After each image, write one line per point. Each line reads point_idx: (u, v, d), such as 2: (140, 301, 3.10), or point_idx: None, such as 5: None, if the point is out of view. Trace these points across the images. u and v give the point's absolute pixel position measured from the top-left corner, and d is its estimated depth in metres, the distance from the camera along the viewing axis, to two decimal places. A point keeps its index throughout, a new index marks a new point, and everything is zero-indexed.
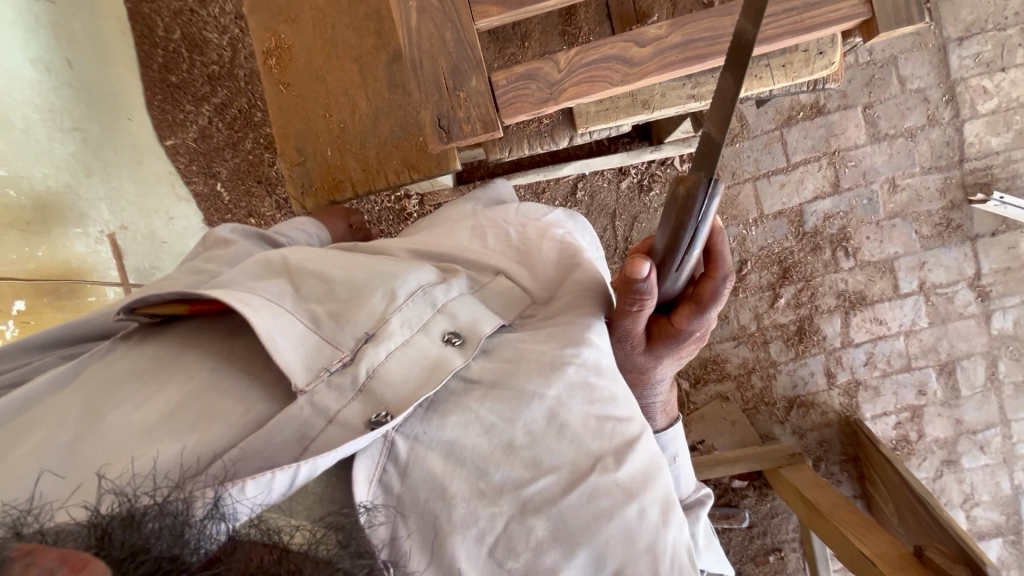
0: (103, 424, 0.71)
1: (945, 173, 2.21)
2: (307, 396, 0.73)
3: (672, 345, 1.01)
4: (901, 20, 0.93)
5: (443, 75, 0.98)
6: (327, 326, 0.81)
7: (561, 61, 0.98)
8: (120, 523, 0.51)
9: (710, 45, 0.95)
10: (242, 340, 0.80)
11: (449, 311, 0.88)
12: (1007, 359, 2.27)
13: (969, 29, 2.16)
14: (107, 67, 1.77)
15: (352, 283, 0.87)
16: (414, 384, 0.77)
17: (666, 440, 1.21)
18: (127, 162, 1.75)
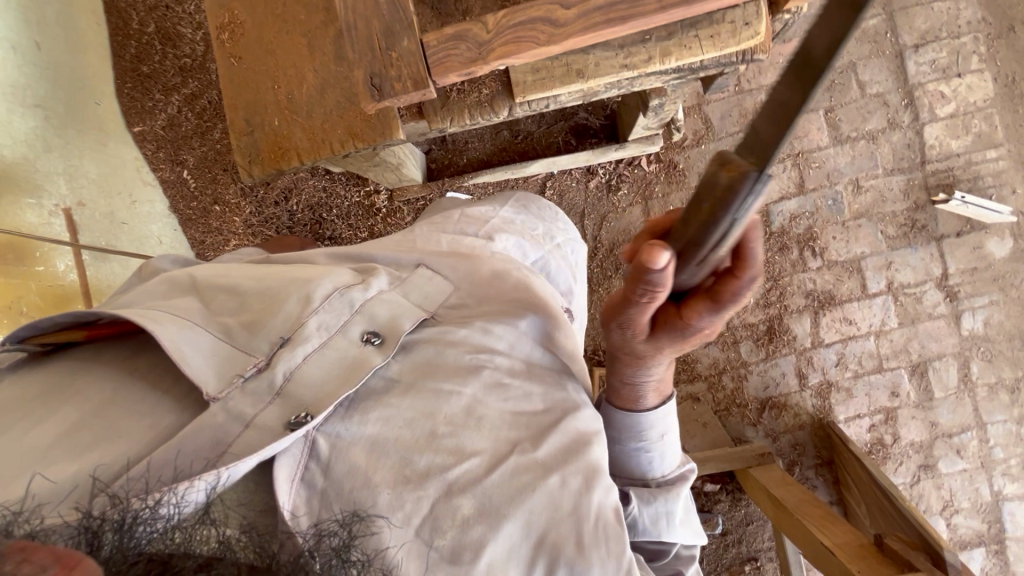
0: (32, 441, 0.72)
1: (908, 175, 2.24)
2: (220, 403, 0.76)
3: (675, 340, 0.89)
4: None
5: (376, 35, 1.02)
6: (240, 336, 0.84)
7: (489, 22, 1.02)
8: (113, 528, 0.55)
9: (631, 7, 0.99)
10: (144, 357, 0.82)
11: (366, 313, 0.90)
12: (979, 360, 2.25)
13: (924, 37, 2.23)
14: (80, 54, 1.88)
15: (268, 288, 0.91)
16: (334, 384, 0.82)
17: (655, 422, 1.07)
18: (92, 146, 1.83)
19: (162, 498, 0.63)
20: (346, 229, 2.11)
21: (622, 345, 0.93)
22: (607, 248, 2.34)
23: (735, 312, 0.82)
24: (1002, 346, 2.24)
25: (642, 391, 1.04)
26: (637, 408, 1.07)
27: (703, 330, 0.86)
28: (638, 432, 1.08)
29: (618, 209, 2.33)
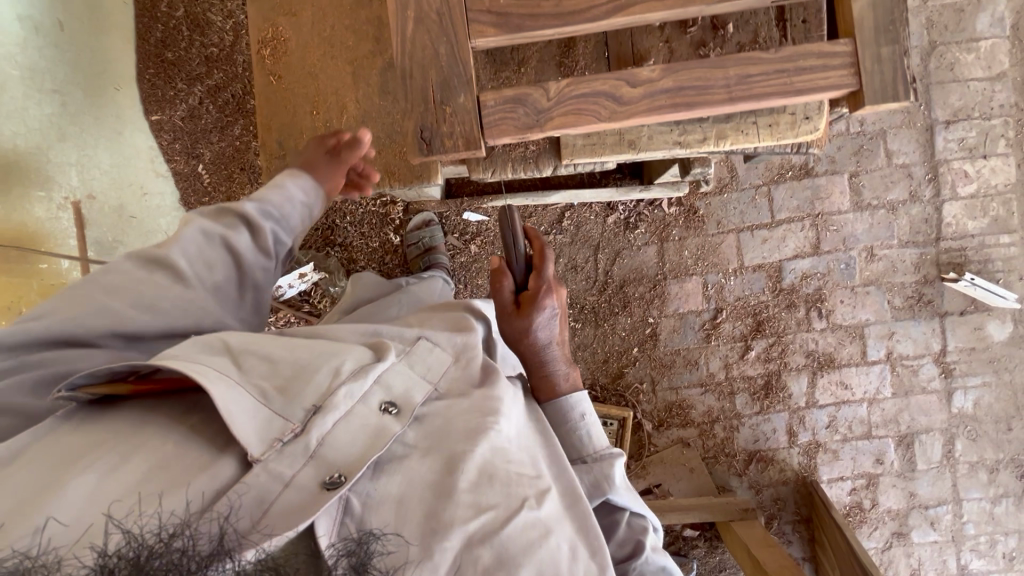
0: (50, 484, 0.67)
1: (921, 249, 2.26)
2: (263, 465, 0.74)
3: (542, 311, 1.20)
4: (887, 97, 0.94)
5: (431, 87, 0.98)
6: (275, 400, 0.80)
7: (551, 90, 0.98)
8: (129, 569, 0.54)
9: (698, 94, 0.96)
10: (193, 418, 0.79)
11: (383, 382, 0.88)
12: (964, 438, 2.29)
13: (956, 114, 2.23)
14: (101, 35, 1.85)
15: (297, 359, 0.86)
16: (362, 450, 0.80)
17: (575, 400, 1.16)
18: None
19: (175, 530, 0.61)
20: (358, 238, 2.12)
21: (519, 343, 1.22)
22: (617, 284, 2.32)
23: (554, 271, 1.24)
24: (987, 427, 2.29)
25: (550, 377, 1.19)
26: (556, 393, 1.17)
27: (551, 291, 1.21)
28: (564, 417, 1.15)
29: (633, 247, 2.31)
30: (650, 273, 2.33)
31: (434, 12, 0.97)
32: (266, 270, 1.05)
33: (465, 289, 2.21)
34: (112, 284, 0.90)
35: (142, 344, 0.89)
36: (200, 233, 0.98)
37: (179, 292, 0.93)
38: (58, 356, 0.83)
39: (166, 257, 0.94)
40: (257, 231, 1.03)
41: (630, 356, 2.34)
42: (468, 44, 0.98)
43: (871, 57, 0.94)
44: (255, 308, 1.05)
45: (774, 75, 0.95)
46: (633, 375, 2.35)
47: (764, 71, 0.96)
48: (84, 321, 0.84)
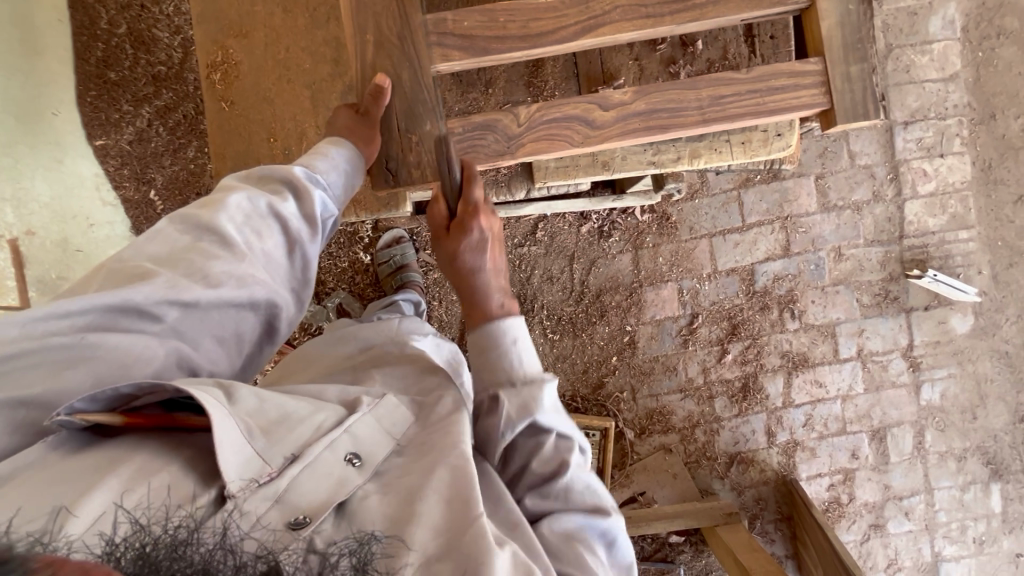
0: (61, 480, 0.67)
1: (886, 247, 2.31)
2: (237, 502, 0.68)
3: (470, 235, 0.92)
4: (858, 114, 0.94)
5: (397, 116, 0.94)
6: (259, 441, 0.76)
7: (521, 115, 0.94)
8: (131, 555, 0.54)
9: (672, 117, 0.94)
10: (184, 454, 0.74)
11: (352, 432, 0.83)
12: (933, 429, 2.36)
13: (913, 115, 2.29)
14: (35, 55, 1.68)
15: (283, 406, 0.82)
16: (325, 498, 0.74)
17: (507, 325, 0.90)
18: (47, 163, 1.65)
19: (180, 521, 0.61)
20: (326, 259, 2.05)
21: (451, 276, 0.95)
22: (593, 293, 2.31)
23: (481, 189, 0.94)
24: (954, 417, 2.37)
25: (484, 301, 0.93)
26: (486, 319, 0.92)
27: (481, 212, 0.93)
28: (490, 341, 0.91)
29: (608, 255, 2.30)
30: (626, 281, 2.32)
31: (394, 35, 0.93)
32: (313, 238, 0.98)
33: (439, 307, 2.14)
34: (159, 257, 0.87)
35: (192, 312, 0.85)
36: (245, 199, 0.92)
37: (228, 258, 0.88)
38: (84, 343, 0.77)
39: (213, 222, 0.89)
40: (303, 196, 0.95)
41: (610, 365, 2.33)
42: (431, 67, 0.93)
43: (842, 75, 0.93)
44: (303, 277, 0.99)
45: (747, 94, 0.94)
46: (614, 383, 2.34)
47: (736, 91, 0.94)
48: (135, 292, 0.81)
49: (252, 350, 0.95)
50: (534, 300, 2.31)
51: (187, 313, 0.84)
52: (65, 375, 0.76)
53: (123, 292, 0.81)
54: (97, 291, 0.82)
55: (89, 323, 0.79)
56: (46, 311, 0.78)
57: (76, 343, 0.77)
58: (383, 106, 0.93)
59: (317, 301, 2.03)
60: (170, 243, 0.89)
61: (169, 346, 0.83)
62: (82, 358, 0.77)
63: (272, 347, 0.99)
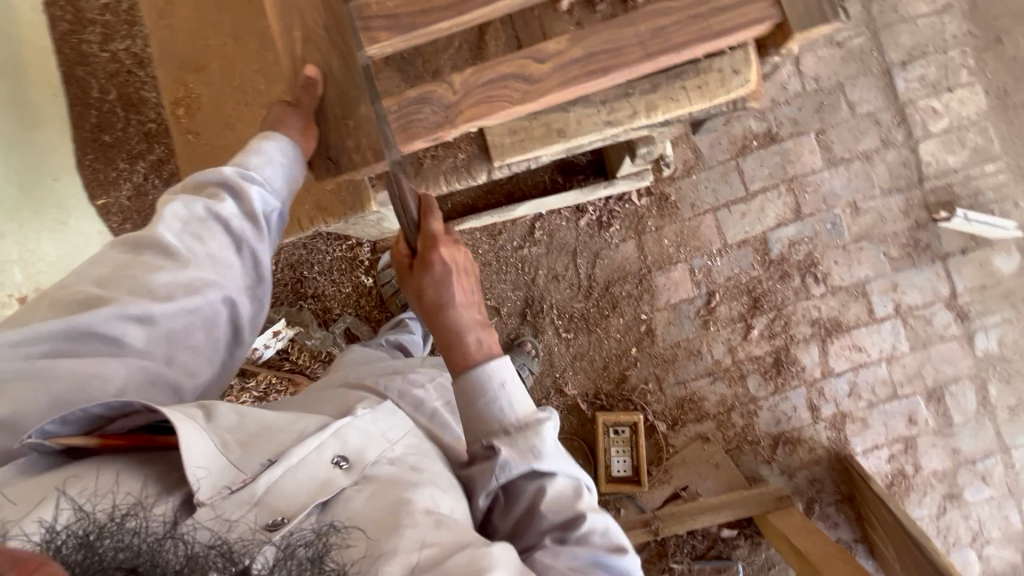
0: (14, 496, 0.66)
1: (906, 194, 2.18)
2: (209, 508, 0.68)
3: (431, 271, 1.04)
4: (815, 18, 0.88)
5: (331, 104, 0.95)
6: (234, 451, 0.76)
7: (456, 83, 0.95)
8: (73, 542, 0.52)
9: (612, 57, 0.91)
10: (163, 468, 0.74)
11: (339, 435, 0.83)
12: (997, 381, 2.16)
13: (910, 53, 2.18)
14: (37, 129, 1.72)
15: (263, 418, 0.83)
16: (303, 497, 0.73)
17: (486, 371, 0.97)
18: (48, 225, 1.64)
19: (126, 510, 0.60)
20: (325, 284, 2.06)
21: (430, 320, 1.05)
22: (602, 285, 2.25)
23: (440, 225, 1.08)
24: (1019, 364, 2.16)
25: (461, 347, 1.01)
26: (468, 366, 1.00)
27: (440, 245, 1.05)
28: (476, 388, 0.97)
29: (611, 245, 2.25)
30: (633, 269, 2.26)
31: (320, 29, 0.94)
32: (259, 237, 1.03)
33: None
34: (102, 278, 0.92)
35: (147, 326, 0.89)
36: (181, 208, 0.98)
37: (174, 268, 0.94)
38: (36, 369, 0.79)
39: (155, 237, 0.95)
40: (240, 195, 1.01)
41: (630, 357, 2.25)
42: (359, 53, 0.94)
43: None
44: (257, 274, 1.04)
45: (690, 20, 0.91)
46: (638, 376, 2.25)
47: (677, 19, 0.91)
48: (85, 317, 0.84)
49: (224, 354, 1.00)
50: (542, 300, 2.26)
51: (144, 330, 0.88)
52: (22, 394, 0.77)
53: (73, 317, 0.84)
54: (48, 319, 0.85)
55: (49, 351, 0.83)
56: (0, 339, 0.81)
57: (29, 367, 0.79)
58: (317, 97, 0.95)
59: (323, 327, 2.04)
60: (115, 262, 0.94)
61: (128, 365, 0.86)
62: (32, 377, 0.79)
63: (241, 349, 1.03)
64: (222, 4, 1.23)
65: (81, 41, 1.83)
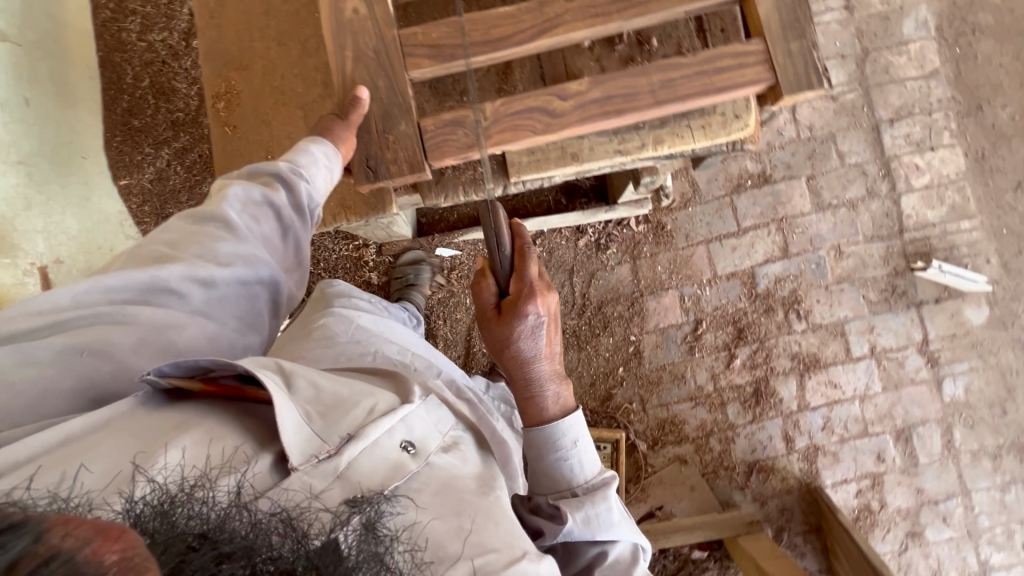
0: (103, 438, 0.74)
1: (886, 242, 2.31)
2: (302, 474, 0.76)
3: (527, 320, 1.22)
4: (803, 86, 1.00)
5: (374, 119, 1.03)
6: (317, 422, 0.85)
7: (487, 110, 1.04)
8: (153, 513, 0.56)
9: (627, 101, 1.01)
10: (247, 422, 0.83)
11: (406, 423, 0.94)
12: (962, 427, 2.26)
13: (898, 112, 2.33)
14: (73, 110, 1.94)
15: (336, 393, 0.93)
16: (383, 476, 0.83)
17: (564, 427, 1.22)
18: (75, 200, 1.88)
19: (196, 483, 0.64)
20: (330, 281, 2.13)
21: (507, 356, 1.26)
22: (595, 305, 2.35)
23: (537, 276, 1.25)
24: (983, 412, 2.26)
25: (540, 402, 1.25)
26: (546, 419, 1.24)
27: (539, 297, 1.23)
28: (546, 441, 1.22)
29: (607, 267, 2.35)
30: (627, 292, 2.35)
31: (371, 49, 1.04)
32: (303, 226, 1.21)
33: (444, 325, 2.26)
34: (171, 243, 1.05)
35: (208, 289, 1.02)
36: (241, 190, 1.14)
37: (234, 240, 1.08)
38: (124, 314, 0.92)
39: (217, 211, 1.09)
40: (291, 188, 1.18)
41: (617, 376, 2.34)
42: (404, 73, 1.04)
43: (783, 52, 1.00)
44: (297, 259, 1.23)
45: (696, 76, 1.01)
46: (622, 395, 2.33)
47: (686, 74, 1.02)
48: (162, 271, 0.98)
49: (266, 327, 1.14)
50: None
51: (206, 292, 1.01)
52: (113, 334, 0.89)
53: (154, 272, 0.97)
54: (126, 269, 0.97)
55: (126, 298, 0.95)
56: (94, 284, 0.93)
57: (115, 311, 0.92)
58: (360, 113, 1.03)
59: None
60: (181, 230, 1.08)
61: (196, 322, 0.99)
62: (123, 322, 0.92)
63: (277, 324, 1.19)
64: (268, 11, 1.33)
65: (121, 30, 2.00)
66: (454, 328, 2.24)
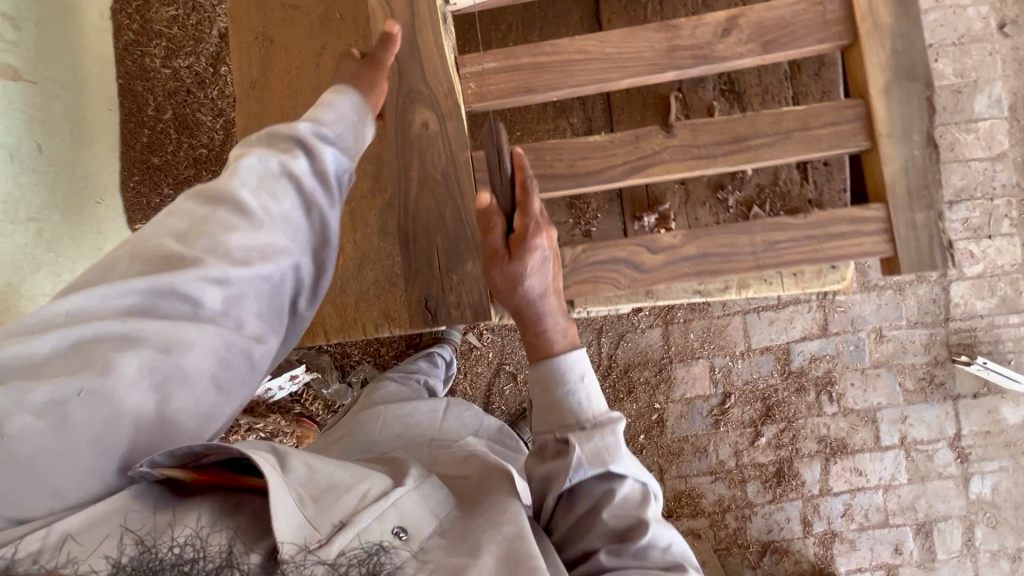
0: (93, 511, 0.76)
1: (930, 329, 2.22)
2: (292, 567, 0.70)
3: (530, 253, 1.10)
4: (925, 262, 1.24)
5: (444, 254, 1.36)
6: (309, 507, 0.81)
7: (566, 256, 1.26)
8: None
9: (727, 258, 1.26)
10: (238, 517, 0.80)
11: (398, 508, 0.88)
12: (984, 525, 2.21)
13: (958, 194, 2.21)
14: (84, 149, 1.97)
15: (329, 478, 0.90)
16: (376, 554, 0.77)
17: (569, 360, 1.07)
18: (88, 252, 1.90)
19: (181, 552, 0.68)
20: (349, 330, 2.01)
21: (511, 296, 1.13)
22: (621, 368, 2.25)
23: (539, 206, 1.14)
24: (1007, 513, 2.21)
25: (546, 338, 1.11)
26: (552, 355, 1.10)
27: (541, 229, 1.12)
28: (553, 382, 1.07)
29: (637, 330, 2.25)
30: (655, 357, 2.26)
31: (443, 186, 1.37)
32: (331, 202, 1.11)
33: (463, 379, 2.16)
34: (180, 233, 0.99)
35: (223, 288, 0.96)
36: (256, 161, 1.05)
37: (247, 228, 1.00)
38: (128, 330, 0.89)
39: (230, 192, 1.02)
40: (313, 155, 1.09)
41: (637, 444, 2.26)
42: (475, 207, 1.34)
43: (906, 222, 1.25)
44: (325, 237, 1.10)
45: (817, 248, 1.26)
46: (640, 462, 2.25)
47: (795, 238, 1.26)
48: (171, 277, 0.93)
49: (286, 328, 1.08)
50: None
51: (220, 289, 0.96)
52: (110, 358, 0.87)
53: (158, 278, 0.93)
54: (127, 279, 0.93)
55: (130, 308, 0.91)
56: (92, 297, 0.91)
57: (119, 327, 0.89)
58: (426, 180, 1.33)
59: (341, 377, 1.98)
60: (189, 218, 1.01)
61: (204, 331, 0.94)
62: (121, 344, 0.88)
63: (307, 308, 1.11)
64: (314, 86, 1.60)
65: (144, 54, 2.10)
66: (473, 383, 2.15)
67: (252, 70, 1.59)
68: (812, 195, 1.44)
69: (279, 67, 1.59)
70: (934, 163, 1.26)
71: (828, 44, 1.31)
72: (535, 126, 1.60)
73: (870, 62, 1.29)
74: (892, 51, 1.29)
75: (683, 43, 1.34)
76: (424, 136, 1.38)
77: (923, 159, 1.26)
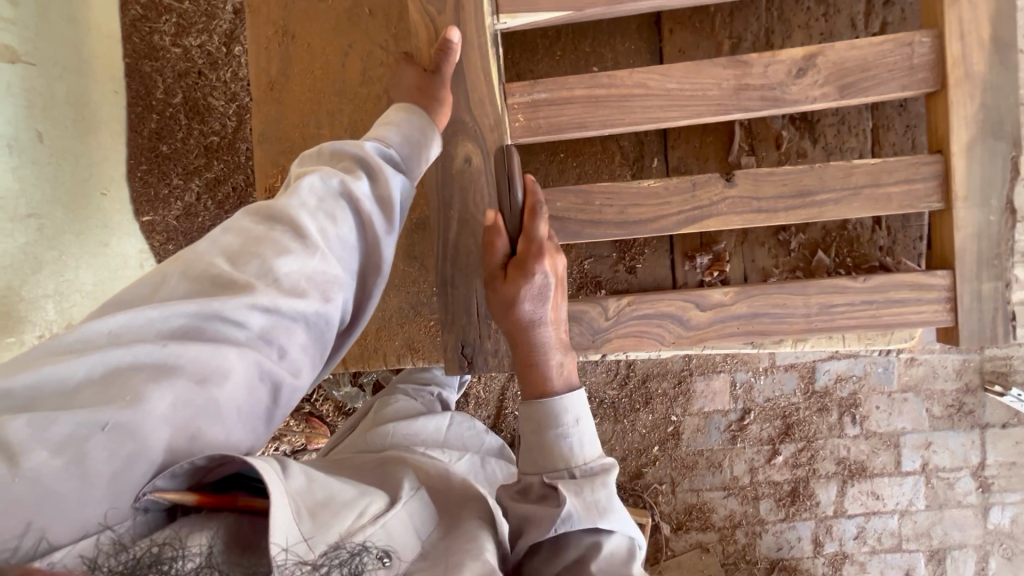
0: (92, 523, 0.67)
1: (964, 356, 2.12)
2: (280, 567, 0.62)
3: (534, 278, 1.14)
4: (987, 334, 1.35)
5: (477, 309, 1.40)
6: (307, 522, 0.72)
7: (608, 309, 1.41)
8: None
9: (780, 316, 1.38)
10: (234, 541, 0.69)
11: (386, 529, 0.80)
12: (999, 556, 2.17)
13: None
14: (93, 137, 1.96)
15: (327, 493, 0.82)
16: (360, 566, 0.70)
17: (568, 402, 1.04)
18: (93, 249, 1.92)
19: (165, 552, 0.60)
20: None
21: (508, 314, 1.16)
22: (639, 378, 2.18)
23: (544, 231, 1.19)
24: None
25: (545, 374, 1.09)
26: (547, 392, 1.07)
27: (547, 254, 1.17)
28: (547, 419, 1.02)
29: None
30: (675, 368, 2.18)
31: (471, 240, 1.39)
32: (389, 232, 1.04)
33: (477, 383, 2.10)
34: (233, 249, 0.91)
35: (270, 318, 0.86)
36: (317, 181, 0.98)
37: (299, 253, 0.91)
38: (166, 354, 0.79)
39: (289, 213, 0.94)
40: (376, 178, 1.03)
41: (650, 455, 2.21)
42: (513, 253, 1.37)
43: (974, 293, 1.35)
44: (376, 267, 1.03)
45: (901, 318, 1.37)
46: (652, 474, 2.21)
47: (859, 300, 1.37)
48: (215, 302, 0.83)
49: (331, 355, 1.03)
50: None
51: (266, 318, 0.86)
52: (139, 385, 0.75)
53: (204, 302, 0.83)
54: (179, 298, 0.84)
55: (173, 332, 0.81)
56: (135, 317, 0.81)
57: (159, 352, 0.78)
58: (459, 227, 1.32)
59: (352, 380, 1.91)
60: (246, 233, 0.93)
61: (247, 358, 0.84)
62: (152, 369, 0.78)
63: (348, 341, 1.05)
64: (341, 94, 1.65)
65: (154, 32, 2.02)
66: (488, 387, 2.09)
67: (272, 72, 1.66)
68: (884, 242, 1.56)
69: (299, 66, 1.66)
70: (1009, 229, 1.35)
71: (914, 88, 1.34)
72: (582, 148, 1.65)
73: (961, 114, 1.33)
74: (984, 104, 1.33)
75: (754, 81, 1.36)
76: (466, 171, 1.39)
77: (998, 224, 1.35)
